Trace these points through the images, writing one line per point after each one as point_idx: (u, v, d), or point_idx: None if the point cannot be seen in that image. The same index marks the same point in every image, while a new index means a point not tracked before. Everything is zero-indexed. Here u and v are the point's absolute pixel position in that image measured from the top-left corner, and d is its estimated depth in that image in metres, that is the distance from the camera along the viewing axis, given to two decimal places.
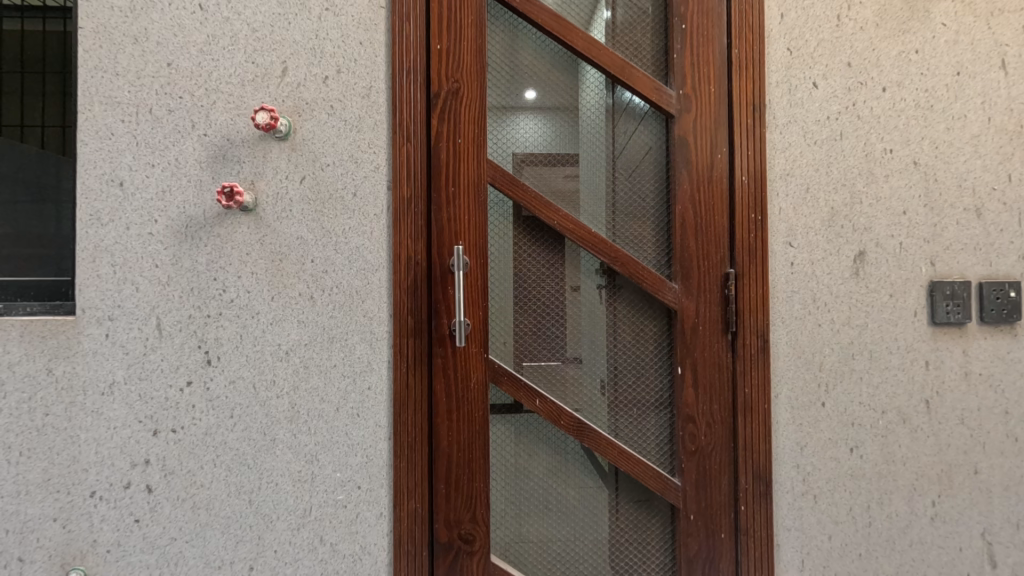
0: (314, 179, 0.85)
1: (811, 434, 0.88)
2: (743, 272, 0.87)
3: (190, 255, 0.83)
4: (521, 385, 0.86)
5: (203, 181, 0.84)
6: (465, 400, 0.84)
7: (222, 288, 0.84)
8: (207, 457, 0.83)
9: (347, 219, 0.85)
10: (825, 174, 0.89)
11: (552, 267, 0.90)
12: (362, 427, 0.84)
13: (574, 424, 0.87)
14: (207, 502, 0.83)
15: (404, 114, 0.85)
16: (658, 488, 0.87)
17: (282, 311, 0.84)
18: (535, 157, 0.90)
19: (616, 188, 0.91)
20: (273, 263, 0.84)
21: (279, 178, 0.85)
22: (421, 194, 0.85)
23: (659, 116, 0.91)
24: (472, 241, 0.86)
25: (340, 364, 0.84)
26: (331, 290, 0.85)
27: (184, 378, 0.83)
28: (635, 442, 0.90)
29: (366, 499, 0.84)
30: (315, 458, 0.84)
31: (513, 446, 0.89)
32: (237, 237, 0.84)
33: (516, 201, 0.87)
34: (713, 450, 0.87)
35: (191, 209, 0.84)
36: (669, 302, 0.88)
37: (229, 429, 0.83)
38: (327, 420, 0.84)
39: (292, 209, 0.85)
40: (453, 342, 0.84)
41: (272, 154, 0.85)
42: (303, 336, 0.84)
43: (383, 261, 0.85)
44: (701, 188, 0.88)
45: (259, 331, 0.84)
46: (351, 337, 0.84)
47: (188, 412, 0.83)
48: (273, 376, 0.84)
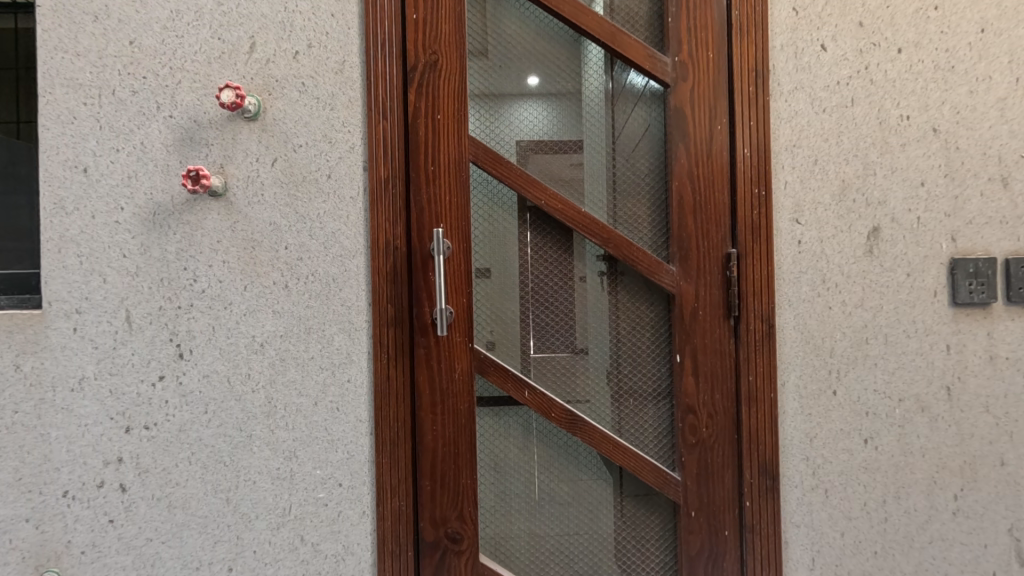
0: (287, 161, 0.80)
1: (822, 425, 0.82)
2: (745, 252, 0.81)
3: (159, 244, 0.80)
4: (510, 376, 0.81)
5: (170, 166, 0.80)
6: (449, 392, 0.80)
7: (193, 278, 0.80)
8: (182, 454, 0.80)
9: (323, 203, 0.81)
10: (835, 143, 0.82)
11: (543, 252, 0.85)
12: (342, 421, 0.80)
13: (568, 417, 0.82)
14: (183, 501, 0.80)
15: (380, 90, 0.80)
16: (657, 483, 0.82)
17: (257, 301, 0.80)
18: (522, 135, 0.85)
19: (610, 166, 0.86)
20: (246, 251, 0.80)
21: (250, 160, 0.80)
22: (401, 174, 0.81)
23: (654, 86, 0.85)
24: (455, 224, 0.80)
25: (318, 356, 0.80)
26: (307, 278, 0.80)
27: (155, 372, 0.80)
28: (632, 434, 0.84)
29: (348, 497, 0.80)
30: (294, 455, 0.80)
31: (504, 441, 0.85)
32: (208, 224, 0.80)
33: (501, 179, 0.82)
34: (716, 443, 0.81)
35: (158, 195, 0.79)
36: (667, 285, 0.82)
37: (204, 425, 0.80)
38: (305, 414, 0.80)
39: (264, 194, 0.80)
40: (436, 331, 0.79)
41: (241, 135, 0.80)
42: (279, 327, 0.80)
43: (361, 246, 0.81)
44: (701, 162, 0.82)
45: (233, 322, 0.80)
46: (329, 328, 0.80)
47: (161, 408, 0.79)
48: (248, 369, 0.80)
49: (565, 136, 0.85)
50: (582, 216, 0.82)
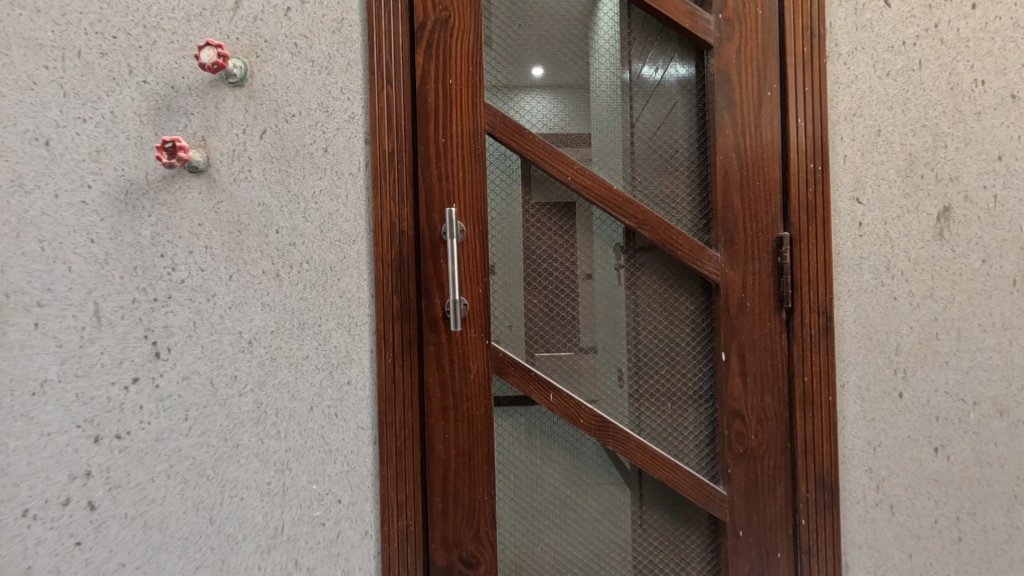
0: (278, 133, 0.71)
1: (886, 432, 0.72)
2: (800, 235, 0.71)
3: (132, 227, 0.70)
4: (533, 377, 0.71)
5: (144, 138, 0.70)
6: (463, 396, 0.70)
7: (172, 266, 0.70)
8: (158, 467, 0.70)
9: (318, 180, 0.71)
10: (901, 112, 0.72)
11: (567, 236, 0.75)
12: (341, 429, 0.70)
13: (597, 422, 0.72)
14: (160, 521, 0.70)
15: (384, 51, 0.70)
16: (698, 497, 0.72)
17: (243, 292, 0.70)
18: (544, 105, 0.76)
19: (642, 140, 0.76)
20: (232, 235, 0.70)
21: (236, 132, 0.70)
22: (408, 148, 0.71)
23: (694, 48, 0.75)
24: (470, 203, 0.71)
25: (313, 355, 0.70)
26: (301, 266, 0.71)
27: (128, 374, 0.70)
28: (670, 442, 0.75)
29: (348, 515, 0.70)
30: (287, 467, 0.70)
31: (524, 450, 0.75)
32: (187, 205, 0.70)
33: (521, 153, 0.72)
34: (767, 452, 0.72)
35: (130, 171, 0.70)
36: (710, 272, 0.72)
37: (183, 435, 0.70)
38: (299, 421, 0.70)
39: (251, 170, 0.71)
40: (448, 326, 0.70)
41: (226, 103, 0.70)
42: (269, 322, 0.70)
43: (362, 230, 0.71)
44: (749, 133, 0.72)
45: (217, 317, 0.70)
46: (325, 323, 0.70)
47: (135, 414, 0.70)
48: (234, 370, 0.70)
49: (592, 107, 0.76)
50: (613, 194, 0.72)
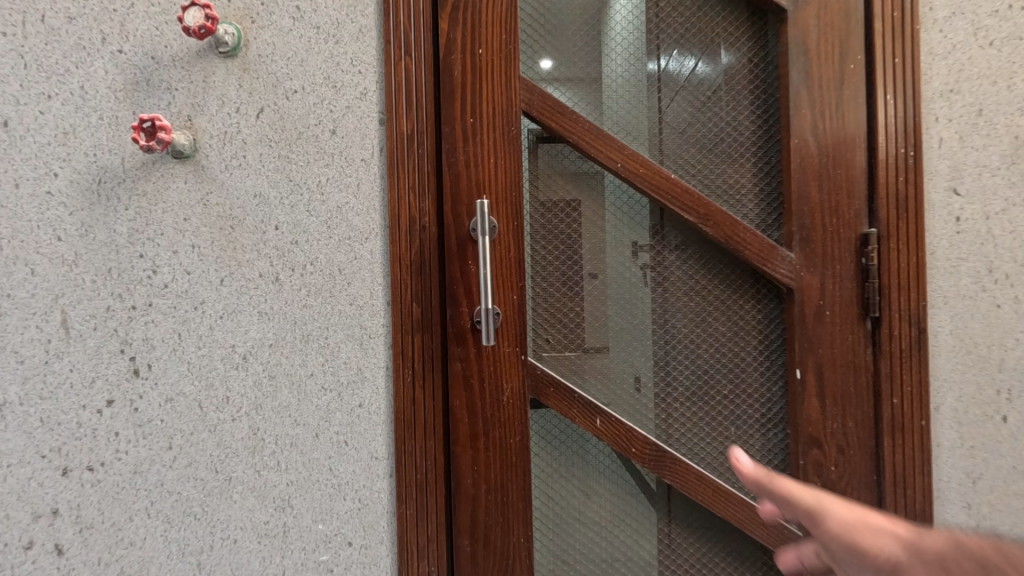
0: (277, 112, 0.60)
1: (987, 463, 0.62)
2: (889, 233, 0.61)
3: (105, 223, 0.59)
4: (576, 400, 0.61)
5: (119, 117, 0.59)
6: (495, 421, 0.60)
7: (152, 268, 0.60)
8: (137, 505, 0.59)
9: (325, 167, 0.60)
10: (1006, 87, 0.61)
11: (612, 235, 0.65)
12: (351, 460, 0.60)
13: (651, 450, 0.62)
14: (139, 567, 0.59)
15: (401, 16, 0.60)
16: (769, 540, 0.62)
17: (236, 300, 0.60)
18: (587, 81, 0.65)
19: (700, 122, 0.66)
20: (223, 232, 0.60)
21: (227, 111, 0.60)
22: (430, 130, 0.60)
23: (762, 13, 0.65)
24: (503, 196, 0.60)
25: (319, 372, 0.60)
26: (304, 269, 0.60)
27: (101, 396, 0.59)
28: (733, 473, 0.64)
29: (360, 560, 0.60)
30: (288, 504, 0.60)
31: (563, 483, 0.64)
32: (171, 196, 0.60)
33: (562, 136, 0.62)
34: (849, 486, 0.61)
35: (103, 157, 0.59)
36: (783, 276, 0.62)
37: (167, 466, 0.60)
38: (303, 450, 0.60)
39: (246, 156, 0.60)
40: (478, 339, 0.59)
41: (216, 77, 0.60)
42: (266, 334, 0.60)
43: (376, 226, 0.60)
44: (829, 112, 0.61)
45: (206, 328, 0.60)
46: (333, 335, 0.60)
47: (110, 443, 0.59)
48: (226, 391, 0.60)
49: (643, 84, 0.66)
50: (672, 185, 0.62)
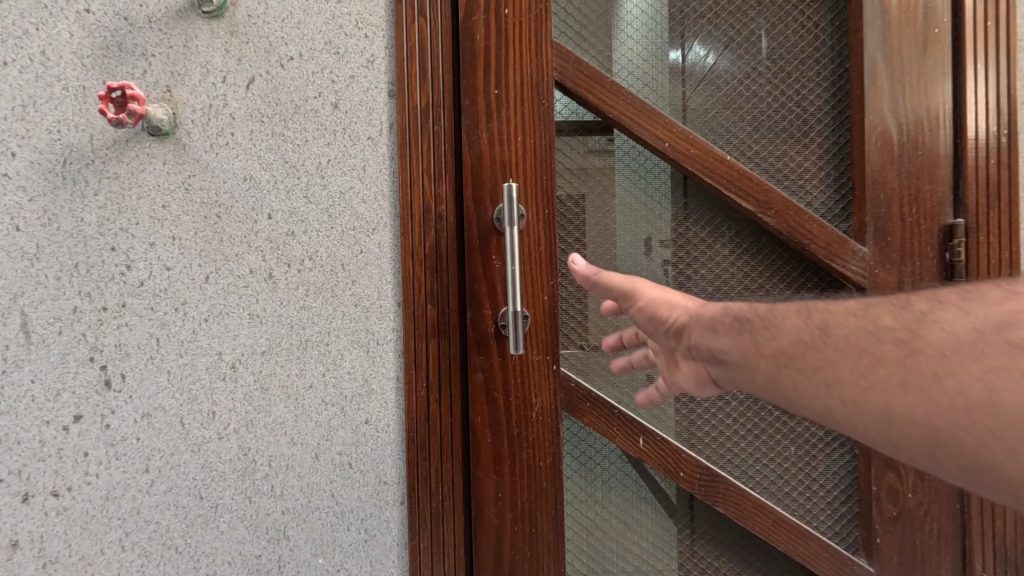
0: (269, 82, 0.52)
1: None
2: (979, 224, 0.52)
3: (71, 210, 0.51)
4: (613, 416, 0.54)
5: (87, 87, 0.51)
6: (522, 440, 0.52)
7: (126, 263, 0.51)
8: (110, 536, 0.51)
9: (325, 146, 0.52)
10: None
11: (655, 228, 0.57)
12: (356, 484, 0.52)
13: (699, 473, 0.55)
14: None
15: None
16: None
17: (223, 300, 0.52)
18: (627, 50, 0.57)
19: (757, 96, 0.57)
20: (208, 222, 0.52)
21: (212, 81, 0.52)
22: (447, 104, 0.52)
23: None
24: (531, 181, 0.52)
25: (319, 384, 0.52)
26: (301, 264, 0.52)
27: (67, 411, 0.51)
28: (794, 501, 0.56)
29: None
30: (283, 535, 0.52)
31: (598, 511, 0.57)
32: (147, 180, 0.51)
33: (601, 112, 0.55)
34: (928, 517, 0.53)
35: (69, 134, 0.51)
36: (853, 273, 0.54)
37: (144, 492, 0.52)
38: (300, 474, 0.52)
39: (234, 133, 0.52)
40: (503, 346, 0.51)
41: (199, 41, 0.51)
42: (258, 340, 0.52)
43: (384, 215, 0.52)
44: (908, 84, 0.53)
45: (188, 332, 0.52)
46: (335, 341, 0.52)
47: (78, 464, 0.51)
48: (212, 405, 0.52)
49: (693, 54, 0.57)
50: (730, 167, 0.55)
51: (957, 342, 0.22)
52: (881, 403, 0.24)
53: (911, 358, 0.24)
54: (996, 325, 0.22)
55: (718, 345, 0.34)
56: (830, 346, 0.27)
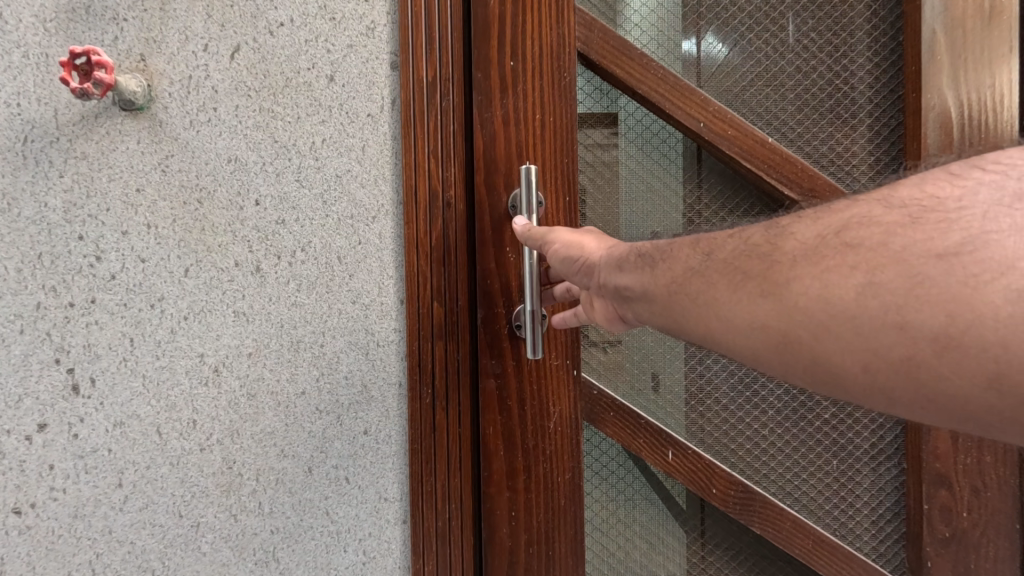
0: (257, 51, 0.46)
1: None
2: None
3: (33, 194, 0.45)
4: (641, 427, 0.51)
5: (50, 55, 0.45)
6: (537, 449, 0.48)
7: (96, 254, 0.46)
8: (79, 559, 0.46)
9: (320, 124, 0.46)
10: None
11: (687, 220, 0.52)
12: (354, 501, 0.47)
13: (734, 490, 0.52)
14: None
15: None
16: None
17: (206, 296, 0.46)
18: (656, 22, 0.52)
19: (802, 70, 0.52)
20: (188, 208, 0.46)
21: (192, 49, 0.46)
22: (457, 81, 0.47)
23: None
24: (551, 166, 0.48)
25: (313, 390, 0.47)
26: (293, 256, 0.47)
27: (30, 419, 0.46)
28: (830, 516, 0.54)
29: None
30: (272, 558, 0.47)
31: (622, 531, 0.54)
32: (119, 160, 0.46)
33: (634, 90, 0.50)
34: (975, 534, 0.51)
35: (30, 108, 0.45)
36: None
37: (117, 509, 0.46)
38: (291, 490, 0.47)
39: (217, 108, 0.46)
40: (518, 347, 0.47)
41: (178, 4, 0.46)
42: (244, 341, 0.47)
43: (385, 203, 0.47)
44: (970, 61, 0.49)
45: (167, 331, 0.46)
46: (330, 342, 0.47)
47: (42, 479, 0.46)
48: (193, 413, 0.47)
49: (733, 23, 0.52)
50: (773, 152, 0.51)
51: (807, 250, 0.24)
52: (739, 306, 0.25)
53: (770, 269, 0.25)
54: (834, 231, 0.24)
55: (622, 280, 0.33)
56: (697, 277, 0.28)
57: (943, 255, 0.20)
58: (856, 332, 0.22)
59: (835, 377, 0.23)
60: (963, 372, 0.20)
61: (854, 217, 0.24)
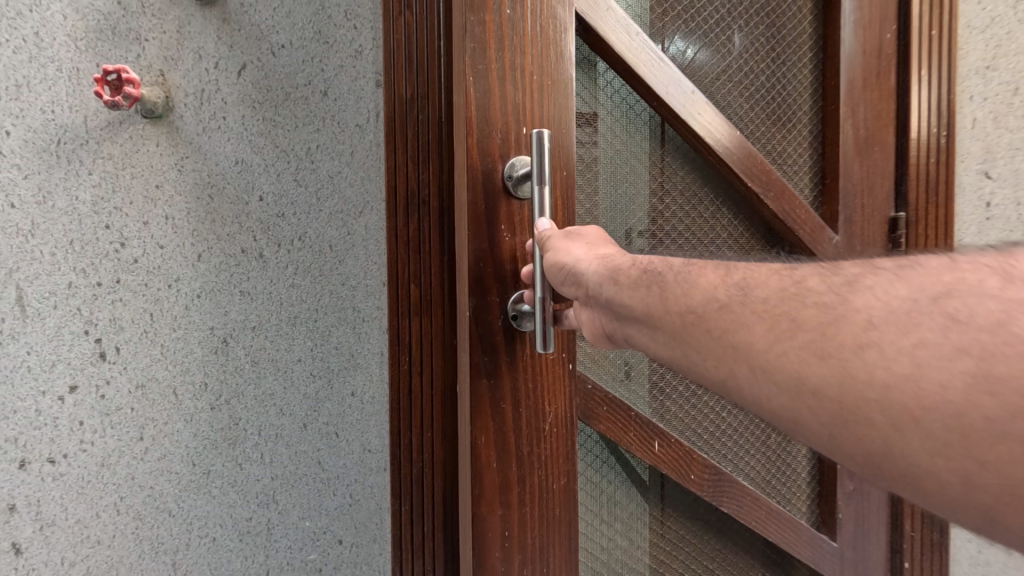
0: (261, 69, 0.54)
1: None
2: (918, 214, 0.58)
3: (66, 189, 0.53)
4: (632, 423, 0.56)
5: (82, 70, 0.53)
6: (534, 453, 0.51)
7: (120, 241, 0.54)
8: (105, 501, 0.54)
9: (315, 133, 0.55)
10: None
11: (653, 196, 0.55)
12: (343, 452, 0.56)
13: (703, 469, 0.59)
14: (107, 568, 0.54)
15: None
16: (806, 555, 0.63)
17: (216, 278, 0.54)
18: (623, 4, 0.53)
19: (750, 79, 0.58)
20: (201, 202, 0.54)
21: (204, 67, 0.54)
22: (462, 69, 0.45)
23: None
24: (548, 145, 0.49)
25: (307, 357, 0.55)
26: (291, 244, 0.55)
27: (63, 381, 0.53)
28: (768, 479, 0.64)
29: (351, 559, 0.56)
30: (271, 500, 0.55)
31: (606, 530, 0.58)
32: (141, 161, 0.53)
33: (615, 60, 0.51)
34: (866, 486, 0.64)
35: (63, 115, 0.52)
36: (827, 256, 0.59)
37: (139, 459, 0.54)
38: (288, 443, 0.55)
39: (226, 117, 0.54)
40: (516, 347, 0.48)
41: (193, 28, 0.53)
42: (249, 316, 0.55)
43: (372, 199, 0.55)
44: (867, 83, 0.58)
45: (182, 308, 0.54)
46: (323, 317, 0.55)
47: (73, 433, 0.54)
48: (204, 377, 0.55)
49: (702, 16, 0.56)
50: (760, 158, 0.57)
51: (890, 314, 0.23)
52: (748, 344, 0.26)
53: (828, 326, 0.24)
54: (850, 282, 0.25)
55: (650, 311, 0.32)
56: (731, 316, 0.28)
57: (980, 327, 0.20)
58: (909, 404, 0.21)
59: (890, 455, 0.22)
60: (923, 444, 0.21)
61: (949, 286, 0.23)
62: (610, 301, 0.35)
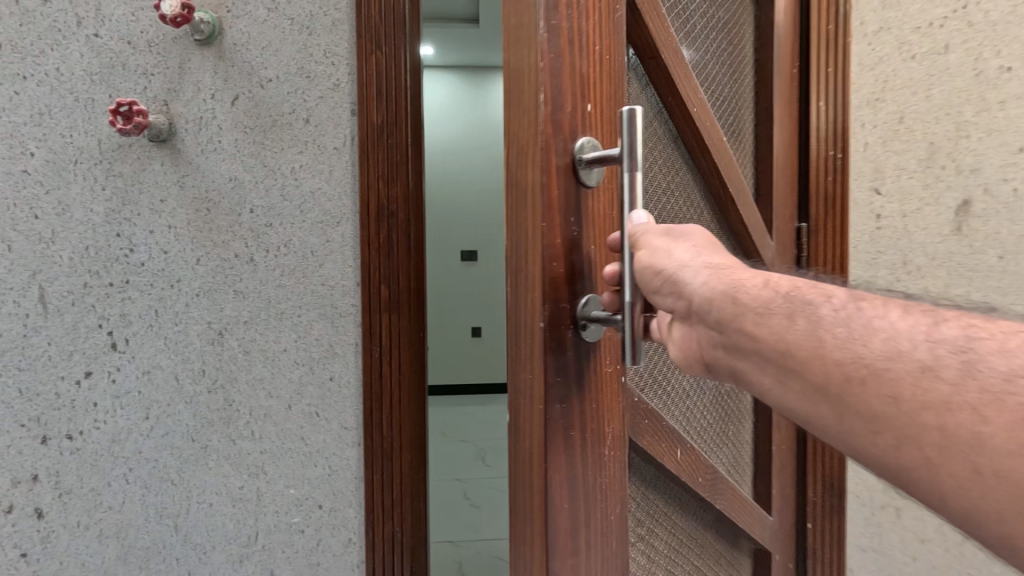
0: (252, 100, 0.63)
1: None
2: (818, 224, 0.70)
3: (82, 203, 0.61)
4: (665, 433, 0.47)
5: (96, 100, 0.61)
6: (595, 498, 0.36)
7: (129, 247, 0.62)
8: (115, 472, 0.63)
9: (298, 154, 0.63)
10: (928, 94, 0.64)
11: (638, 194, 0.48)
12: (323, 429, 0.64)
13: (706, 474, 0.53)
14: (118, 530, 0.63)
15: (373, 10, 0.63)
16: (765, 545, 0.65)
17: (213, 279, 0.63)
18: None
19: (716, 92, 0.62)
20: (199, 213, 0.63)
21: (202, 97, 0.62)
22: (514, 35, 0.34)
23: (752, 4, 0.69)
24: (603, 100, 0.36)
25: (292, 348, 0.64)
26: (278, 250, 0.63)
27: (79, 367, 0.62)
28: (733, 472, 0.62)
29: (330, 522, 0.65)
30: (261, 471, 0.64)
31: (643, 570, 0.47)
32: (147, 178, 0.62)
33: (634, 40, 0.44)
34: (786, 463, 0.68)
35: (79, 139, 0.61)
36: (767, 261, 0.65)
37: (145, 435, 0.63)
38: (276, 421, 0.64)
39: (221, 141, 0.63)
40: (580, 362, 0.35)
41: (192, 64, 0.62)
42: (241, 312, 0.63)
43: (347, 211, 0.64)
44: (782, 111, 0.67)
45: (183, 304, 0.63)
46: (305, 313, 0.64)
47: (88, 413, 0.62)
48: (202, 365, 0.63)
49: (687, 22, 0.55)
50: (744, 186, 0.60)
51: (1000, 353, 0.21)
52: (869, 397, 0.22)
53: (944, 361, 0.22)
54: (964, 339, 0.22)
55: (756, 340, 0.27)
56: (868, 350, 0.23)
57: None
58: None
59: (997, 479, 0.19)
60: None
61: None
62: (710, 320, 0.29)
